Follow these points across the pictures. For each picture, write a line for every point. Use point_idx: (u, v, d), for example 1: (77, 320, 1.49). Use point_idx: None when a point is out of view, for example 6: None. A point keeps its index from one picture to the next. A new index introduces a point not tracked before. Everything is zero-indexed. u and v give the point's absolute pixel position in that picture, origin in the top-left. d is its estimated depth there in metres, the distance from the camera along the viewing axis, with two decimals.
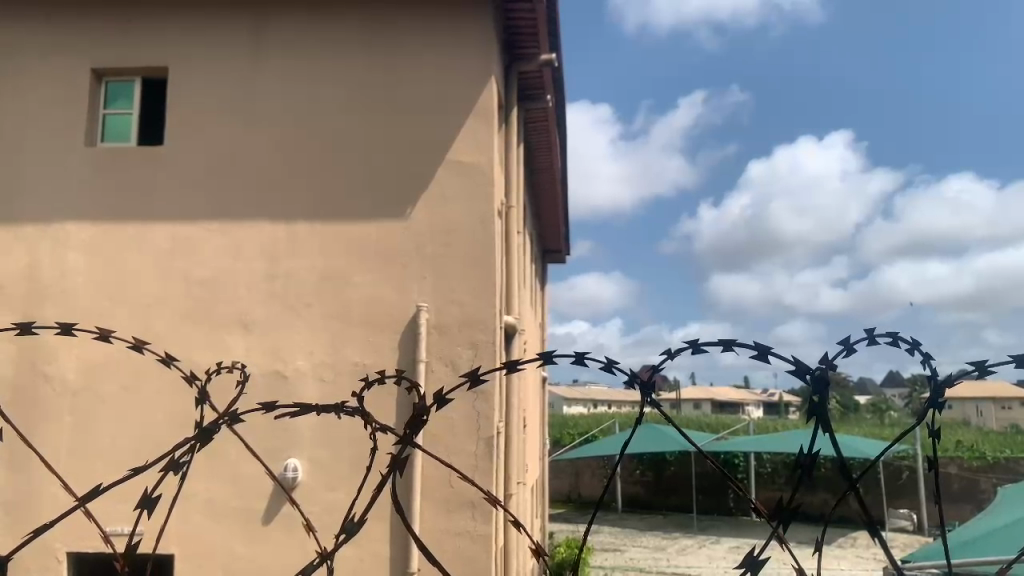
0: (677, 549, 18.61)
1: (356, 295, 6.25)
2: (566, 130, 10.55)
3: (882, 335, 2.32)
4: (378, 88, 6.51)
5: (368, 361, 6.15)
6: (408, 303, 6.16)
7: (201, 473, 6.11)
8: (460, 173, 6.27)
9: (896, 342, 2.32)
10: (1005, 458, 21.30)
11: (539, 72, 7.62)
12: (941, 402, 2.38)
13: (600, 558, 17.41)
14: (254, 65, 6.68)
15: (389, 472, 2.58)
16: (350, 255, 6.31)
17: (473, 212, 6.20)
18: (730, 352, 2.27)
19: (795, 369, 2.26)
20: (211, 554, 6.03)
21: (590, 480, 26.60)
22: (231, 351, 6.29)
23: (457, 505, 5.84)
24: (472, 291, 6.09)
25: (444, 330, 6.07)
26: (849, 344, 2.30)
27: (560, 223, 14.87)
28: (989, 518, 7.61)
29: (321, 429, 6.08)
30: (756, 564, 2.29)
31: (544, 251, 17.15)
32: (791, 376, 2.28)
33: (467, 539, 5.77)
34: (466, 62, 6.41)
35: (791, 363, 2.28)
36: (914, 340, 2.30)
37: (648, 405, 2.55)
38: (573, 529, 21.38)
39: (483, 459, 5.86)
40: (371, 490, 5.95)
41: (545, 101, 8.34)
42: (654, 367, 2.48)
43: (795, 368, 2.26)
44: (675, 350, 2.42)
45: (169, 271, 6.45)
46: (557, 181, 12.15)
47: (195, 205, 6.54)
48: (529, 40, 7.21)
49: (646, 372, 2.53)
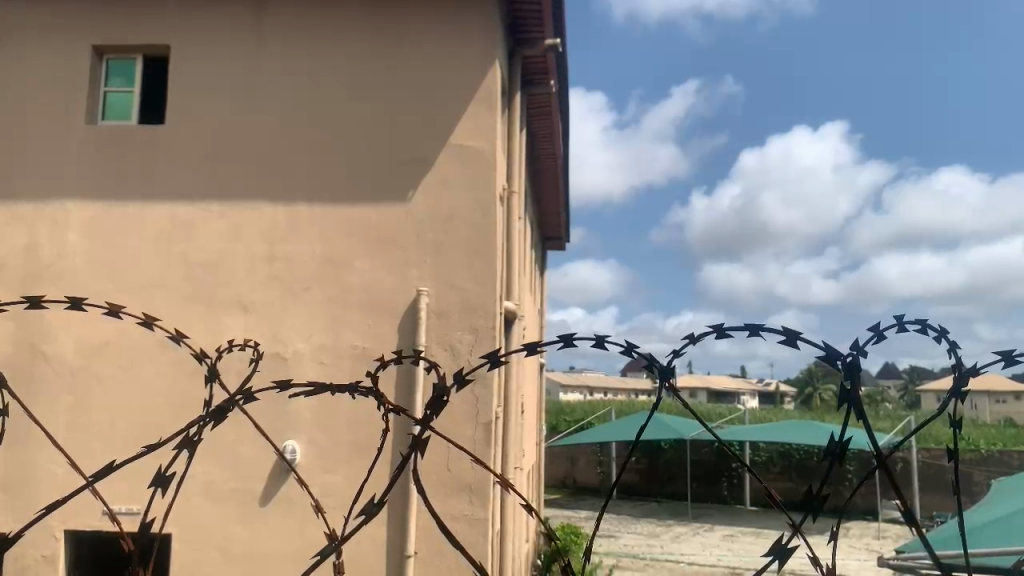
0: (672, 536, 18.70)
1: (355, 279, 6.22)
2: (566, 117, 10.54)
3: (910, 322, 2.29)
4: (380, 70, 6.44)
5: (367, 344, 6.12)
6: (409, 288, 6.13)
7: (201, 454, 6.10)
8: (462, 158, 6.22)
9: (924, 330, 2.29)
10: (1000, 450, 21.29)
11: (543, 56, 7.55)
12: (965, 392, 2.36)
13: (595, 544, 17.47)
14: (256, 46, 6.61)
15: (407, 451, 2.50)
16: (351, 238, 6.27)
17: (475, 197, 6.15)
18: (755, 336, 2.25)
19: (825, 354, 2.24)
20: (209, 536, 6.02)
21: (586, 467, 26.68)
22: (231, 332, 6.26)
23: (455, 490, 5.83)
24: (474, 277, 6.06)
25: (445, 315, 6.04)
26: (879, 331, 2.27)
27: (560, 209, 14.81)
28: (985, 509, 7.63)
29: (319, 412, 6.06)
30: (783, 552, 2.27)
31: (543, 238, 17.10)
32: (820, 362, 2.26)
33: (465, 522, 5.77)
34: (470, 46, 6.34)
35: (820, 349, 2.26)
36: (943, 328, 2.26)
37: (666, 390, 2.53)
38: (568, 515, 21.42)
39: (484, 444, 5.84)
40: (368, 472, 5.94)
41: (548, 86, 8.28)
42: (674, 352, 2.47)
43: (826, 354, 2.24)
44: (698, 335, 2.38)
45: (170, 251, 6.41)
46: (558, 167, 12.11)
47: (196, 186, 6.48)
48: (533, 24, 7.14)
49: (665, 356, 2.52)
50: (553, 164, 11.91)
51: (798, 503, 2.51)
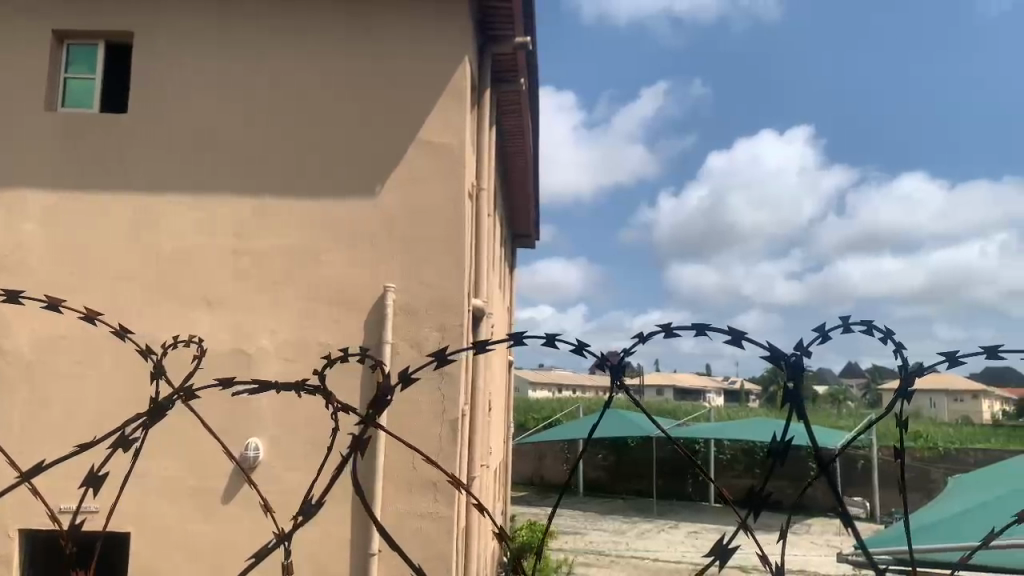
0: (637, 533, 18.83)
1: (324, 274, 6.14)
2: (536, 114, 10.53)
3: (856, 322, 2.30)
4: (350, 64, 6.36)
5: (334, 340, 6.05)
6: (376, 284, 6.07)
7: (162, 451, 5.98)
8: (430, 154, 6.17)
9: (870, 330, 2.31)
10: (956, 448, 21.74)
11: (514, 54, 7.53)
12: (910, 392, 2.38)
13: (561, 541, 17.53)
14: (224, 36, 6.50)
15: (350, 450, 2.48)
16: (318, 232, 6.19)
17: (444, 193, 6.11)
18: (702, 336, 2.25)
19: (770, 355, 2.25)
20: (169, 534, 5.91)
21: (553, 465, 26.76)
22: (194, 327, 6.15)
23: (420, 488, 5.79)
24: (441, 274, 6.01)
25: (413, 312, 5.98)
26: (824, 332, 2.28)
27: (530, 207, 14.81)
28: (939, 506, 7.79)
29: (284, 408, 5.98)
30: (725, 552, 2.27)
31: (513, 235, 17.08)
32: (766, 362, 2.27)
33: (429, 520, 5.73)
34: (441, 41, 6.29)
35: (765, 349, 2.27)
36: (888, 329, 2.28)
37: (618, 389, 2.52)
38: (535, 512, 21.47)
39: (449, 442, 5.81)
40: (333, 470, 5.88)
41: (519, 83, 8.25)
42: (624, 351, 2.47)
43: (770, 354, 2.25)
44: (648, 333, 2.37)
45: (132, 243, 6.27)
46: (528, 165, 12.10)
47: (159, 178, 6.35)
48: (504, 21, 7.11)
49: (617, 355, 2.52)
50: (523, 162, 11.90)
51: (745, 503, 2.51)
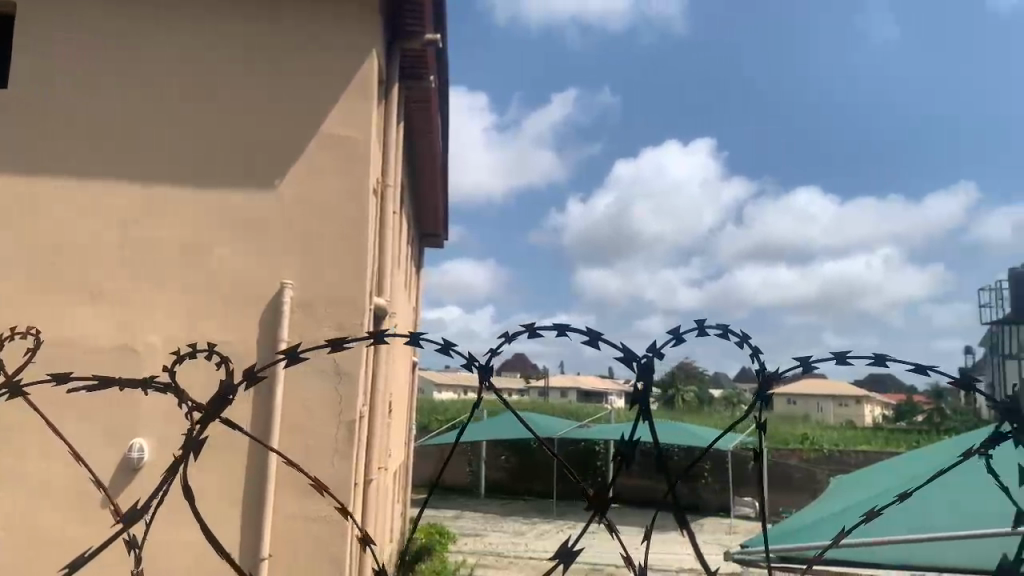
0: (537, 534, 18.97)
1: (218, 268, 5.87)
2: (446, 114, 10.46)
3: (714, 327, 2.40)
4: (253, 51, 6.13)
5: (226, 337, 5.79)
6: (274, 279, 5.85)
7: (34, 452, 5.58)
8: (334, 148, 6.01)
9: (729, 336, 2.40)
10: (839, 450, 22.91)
11: (423, 51, 7.43)
12: (767, 397, 2.49)
13: (460, 543, 17.47)
14: (117, 14, 6.16)
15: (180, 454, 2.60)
16: (213, 224, 5.93)
17: (347, 188, 5.95)
18: (564, 335, 2.32)
19: (624, 356, 2.35)
20: (39, 541, 5.51)
21: (456, 466, 26.68)
22: (74, 320, 5.77)
23: (315, 489, 5.61)
24: (342, 270, 5.85)
25: (312, 309, 5.80)
26: (681, 335, 2.38)
27: (438, 207, 14.72)
28: (821, 505, 8.12)
29: (171, 407, 5.69)
30: (568, 555, 2.35)
31: (420, 235, 16.94)
32: (619, 361, 2.36)
33: (323, 523, 5.55)
34: (349, 33, 6.15)
35: (621, 351, 2.37)
36: (746, 335, 2.38)
37: (487, 388, 2.59)
38: (436, 514, 21.33)
39: (345, 443, 5.66)
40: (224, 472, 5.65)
41: (427, 81, 8.16)
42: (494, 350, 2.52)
43: (624, 355, 2.35)
44: (512, 333, 2.48)
45: (6, 229, 5.84)
46: (436, 165, 12.02)
47: (39, 159, 5.94)
48: (413, 17, 7.01)
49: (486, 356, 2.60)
50: (431, 161, 11.80)
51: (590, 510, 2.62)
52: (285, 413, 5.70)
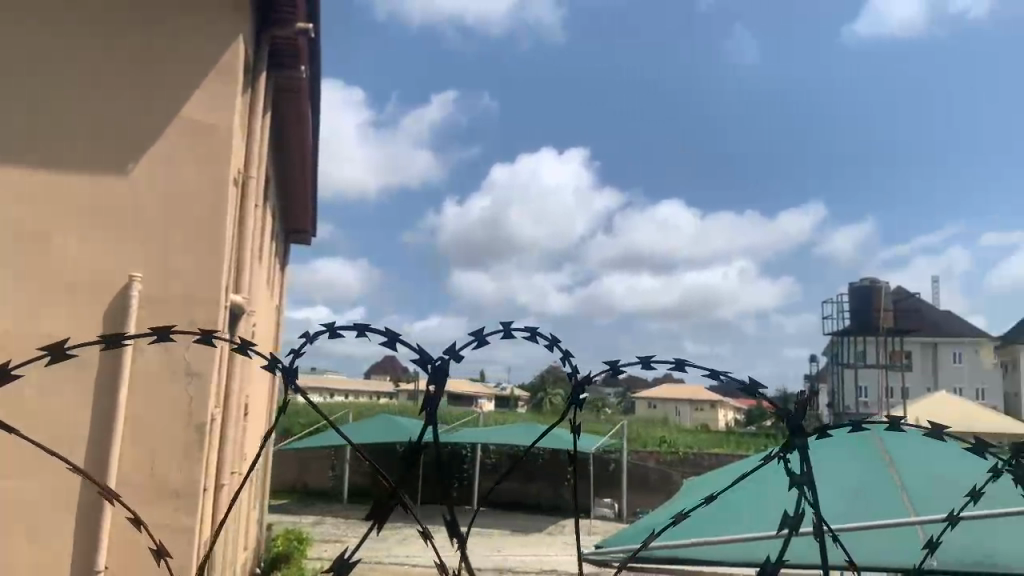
0: (399, 539, 18.65)
1: (57, 257, 5.30)
2: (318, 107, 10.07)
3: (521, 330, 2.53)
4: (106, 24, 5.62)
5: (63, 334, 5.23)
6: (121, 272, 5.33)
7: None
8: (194, 134, 5.55)
9: (535, 337, 2.53)
10: (694, 453, 23.93)
11: (294, 40, 7.02)
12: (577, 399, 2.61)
13: (318, 550, 16.89)
14: None
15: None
16: (51, 208, 5.34)
17: (207, 179, 5.51)
18: (362, 336, 2.48)
19: (419, 356, 2.50)
20: None
21: (319, 470, 25.90)
22: None
23: (161, 495, 5.14)
24: (199, 265, 5.41)
25: (163, 306, 5.34)
26: (483, 338, 2.52)
27: (308, 203, 14.22)
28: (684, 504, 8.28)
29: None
30: (344, 566, 2.48)
31: (287, 231, 16.31)
32: (413, 362, 2.53)
33: (169, 532, 5.11)
34: (215, 14, 5.71)
35: (418, 351, 2.52)
36: (552, 337, 2.52)
37: (293, 389, 2.79)
38: (294, 520, 20.59)
39: (195, 446, 5.21)
40: (51, 478, 5.00)
41: (298, 72, 7.78)
42: (297, 351, 2.69)
43: (420, 355, 2.49)
44: (317, 333, 2.62)
45: None
46: (306, 160, 11.60)
47: None
48: (285, 4, 6.61)
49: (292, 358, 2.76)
50: (302, 155, 11.35)
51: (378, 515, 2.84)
52: (127, 414, 5.17)
